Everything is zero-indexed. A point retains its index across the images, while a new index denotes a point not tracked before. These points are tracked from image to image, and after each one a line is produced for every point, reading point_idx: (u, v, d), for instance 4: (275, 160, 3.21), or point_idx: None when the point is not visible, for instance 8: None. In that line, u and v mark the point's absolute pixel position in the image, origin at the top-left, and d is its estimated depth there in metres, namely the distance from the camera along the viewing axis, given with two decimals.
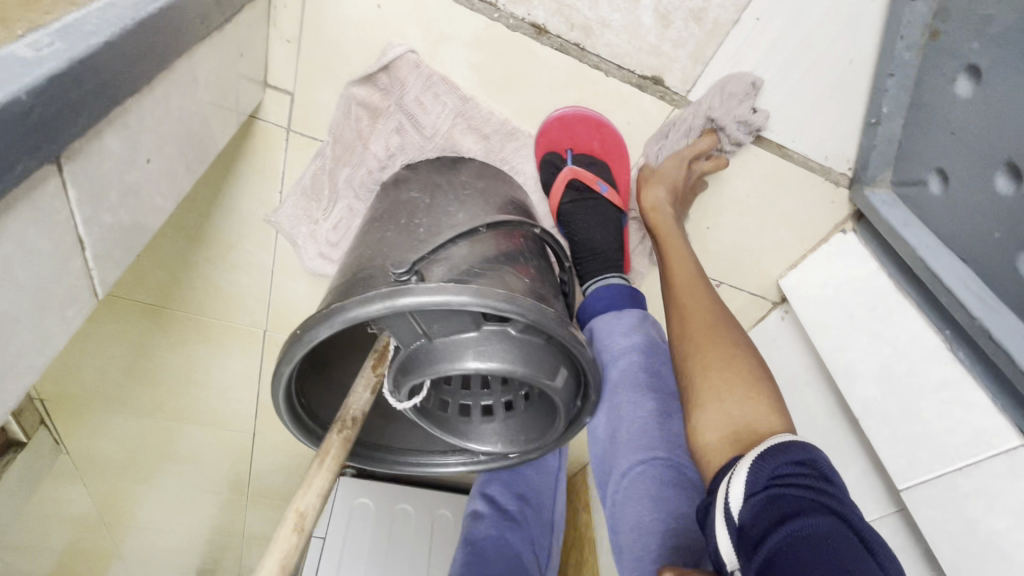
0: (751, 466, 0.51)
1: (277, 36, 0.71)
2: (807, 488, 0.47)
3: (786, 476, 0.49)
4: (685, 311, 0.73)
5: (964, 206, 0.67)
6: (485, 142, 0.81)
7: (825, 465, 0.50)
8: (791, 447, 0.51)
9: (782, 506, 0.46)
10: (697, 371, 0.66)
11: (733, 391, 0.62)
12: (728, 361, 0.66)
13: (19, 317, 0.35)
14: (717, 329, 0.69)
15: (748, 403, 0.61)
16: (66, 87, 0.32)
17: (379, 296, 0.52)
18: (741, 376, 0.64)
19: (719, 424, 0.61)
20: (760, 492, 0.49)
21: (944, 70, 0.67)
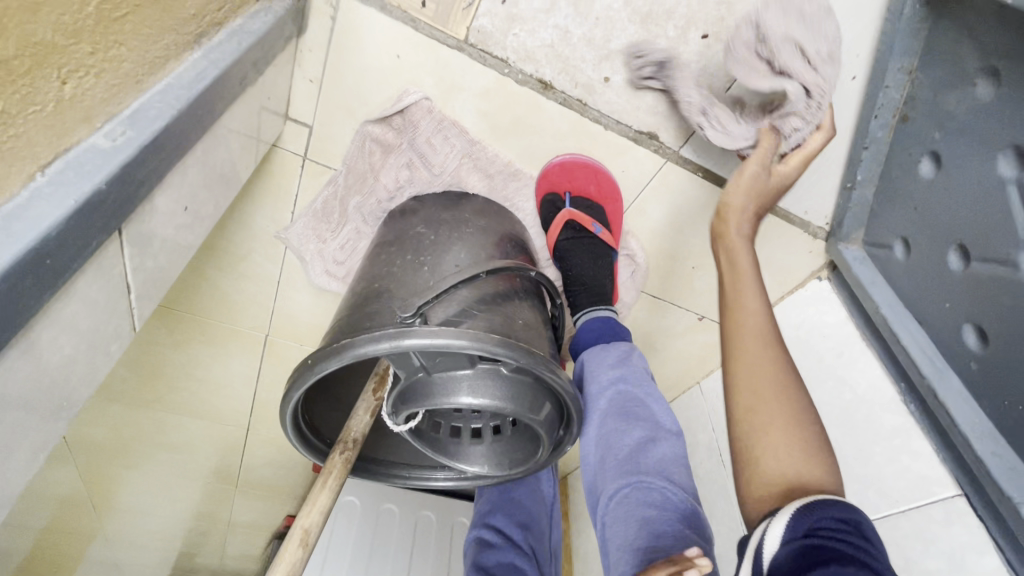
0: (792, 511, 0.47)
1: (301, 75, 0.75)
2: (850, 548, 0.42)
3: (828, 529, 0.44)
4: (750, 338, 0.61)
5: (922, 274, 0.73)
6: (489, 180, 0.86)
7: (875, 530, 0.45)
8: (836, 501, 0.46)
9: (817, 558, 0.42)
10: (759, 414, 0.56)
11: (796, 444, 0.53)
12: (795, 415, 0.55)
13: (75, 357, 0.39)
14: (784, 369, 0.59)
15: (809, 462, 0.52)
16: (135, 170, 0.37)
17: (386, 336, 0.58)
18: (806, 431, 0.54)
19: (774, 479, 0.52)
20: (798, 539, 0.44)
21: (910, 151, 0.73)
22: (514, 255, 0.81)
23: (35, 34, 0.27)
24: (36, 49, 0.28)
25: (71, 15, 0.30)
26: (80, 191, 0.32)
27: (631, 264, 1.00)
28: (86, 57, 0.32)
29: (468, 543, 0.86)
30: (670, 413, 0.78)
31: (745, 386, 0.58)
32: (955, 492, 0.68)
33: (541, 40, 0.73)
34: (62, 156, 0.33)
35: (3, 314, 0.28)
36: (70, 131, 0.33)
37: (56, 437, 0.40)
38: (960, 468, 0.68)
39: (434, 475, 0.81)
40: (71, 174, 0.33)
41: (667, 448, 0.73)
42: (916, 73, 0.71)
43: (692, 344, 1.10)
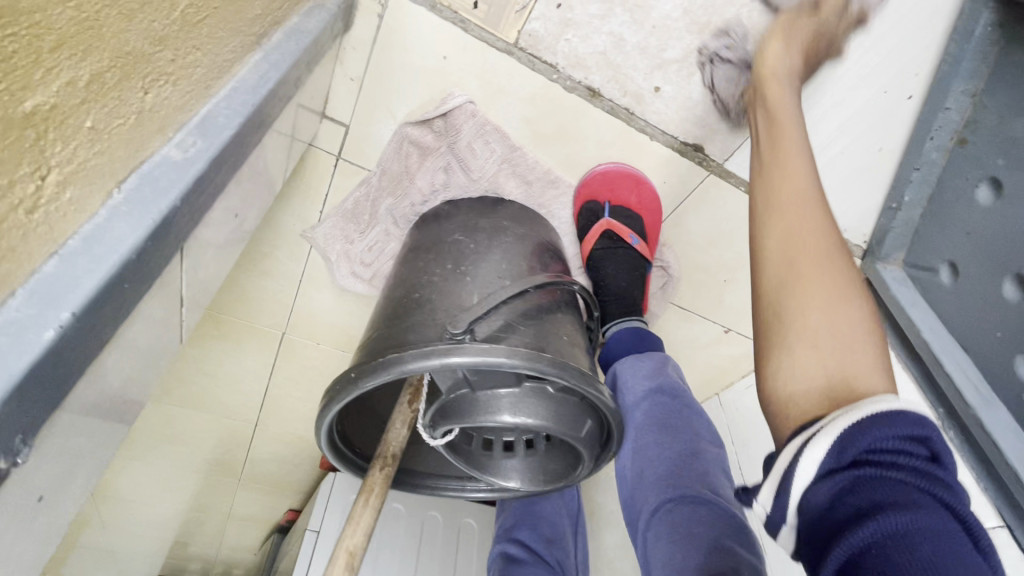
0: (834, 433, 0.43)
1: (342, 73, 0.73)
2: (913, 480, 0.40)
3: (889, 453, 0.41)
4: (789, 229, 0.59)
5: (971, 300, 0.72)
6: (526, 187, 0.84)
7: (940, 444, 0.42)
8: (895, 413, 0.42)
9: (876, 497, 0.39)
10: (796, 294, 0.55)
11: (834, 334, 0.52)
12: (832, 292, 0.54)
13: (132, 375, 0.38)
14: (826, 257, 0.56)
15: (845, 348, 0.51)
16: (202, 183, 0.34)
17: (436, 352, 0.57)
18: (847, 320, 0.52)
19: (811, 368, 0.51)
20: (845, 471, 0.42)
21: (968, 176, 0.72)
22: (552, 265, 0.78)
23: (126, 43, 0.27)
24: (127, 58, 0.27)
25: (160, 22, 0.30)
26: (159, 210, 0.30)
27: (661, 275, 0.99)
28: (167, 64, 0.31)
29: (492, 558, 0.83)
30: (709, 426, 0.76)
31: (781, 265, 0.57)
32: (998, 523, 0.66)
33: (594, 46, 0.71)
34: (136, 172, 0.31)
35: (77, 347, 0.26)
36: (146, 144, 0.31)
37: (104, 461, 0.37)
38: (1003, 500, 0.66)
39: (468, 489, 0.79)
40: (147, 191, 0.30)
41: (708, 461, 0.72)
42: (979, 98, 0.71)
43: (715, 356, 1.08)
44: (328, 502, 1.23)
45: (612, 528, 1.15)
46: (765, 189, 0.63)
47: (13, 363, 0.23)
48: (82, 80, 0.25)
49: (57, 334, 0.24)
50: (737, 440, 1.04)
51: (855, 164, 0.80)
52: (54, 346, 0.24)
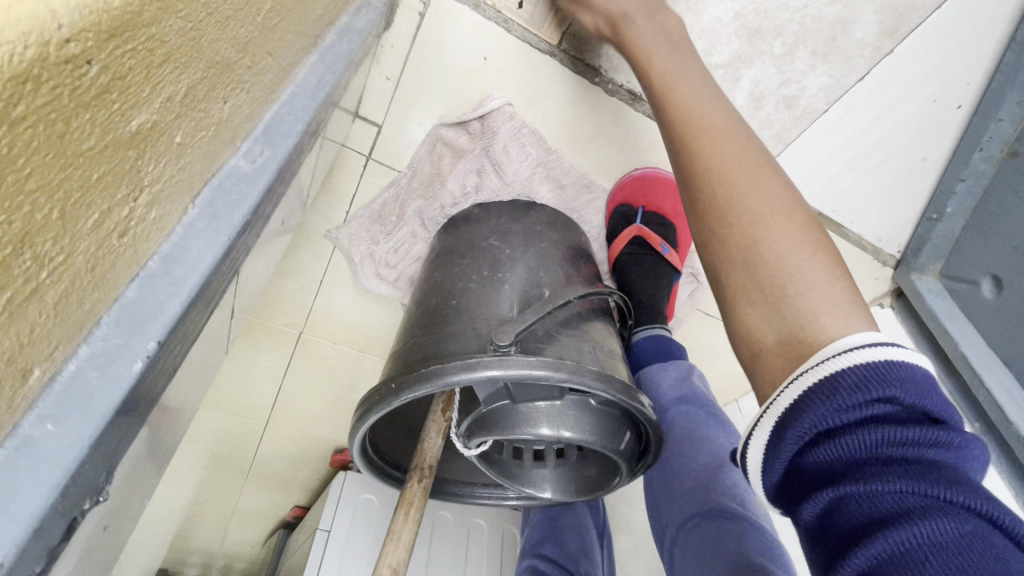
0: (795, 435, 0.36)
1: (378, 72, 0.71)
2: (891, 464, 0.33)
3: (849, 431, 0.35)
4: (707, 171, 0.50)
5: (1015, 315, 0.70)
6: (560, 192, 0.82)
7: (914, 395, 0.35)
8: (841, 381, 0.35)
9: (852, 499, 0.33)
10: (723, 242, 0.46)
11: (777, 275, 0.42)
12: (766, 224, 0.45)
13: (174, 390, 0.36)
14: (754, 188, 0.47)
15: (793, 292, 0.41)
16: (264, 196, 0.32)
17: (482, 365, 0.55)
18: (793, 253, 0.43)
19: (764, 324, 0.42)
20: (823, 481, 0.35)
21: (1017, 188, 0.70)
22: (586, 270, 0.77)
23: (217, 53, 0.24)
24: (215, 71, 0.25)
25: (245, 28, 0.26)
26: (233, 228, 0.29)
27: (690, 282, 0.98)
28: (248, 72, 0.29)
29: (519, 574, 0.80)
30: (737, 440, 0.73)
31: (703, 210, 0.49)
32: None
33: None
34: (208, 185, 0.29)
35: (150, 377, 0.26)
36: (218, 154, 0.29)
37: (133, 486, 0.35)
38: None
39: (496, 498, 0.76)
40: (220, 206, 0.29)
41: (737, 473, 0.68)
42: None
43: (739, 364, 1.06)
44: (338, 504, 1.20)
45: (627, 536, 1.13)
46: (676, 127, 0.55)
47: (106, 398, 0.23)
48: (178, 94, 0.23)
49: (145, 364, 0.25)
50: None
51: (899, 173, 0.78)
52: (142, 375, 0.25)
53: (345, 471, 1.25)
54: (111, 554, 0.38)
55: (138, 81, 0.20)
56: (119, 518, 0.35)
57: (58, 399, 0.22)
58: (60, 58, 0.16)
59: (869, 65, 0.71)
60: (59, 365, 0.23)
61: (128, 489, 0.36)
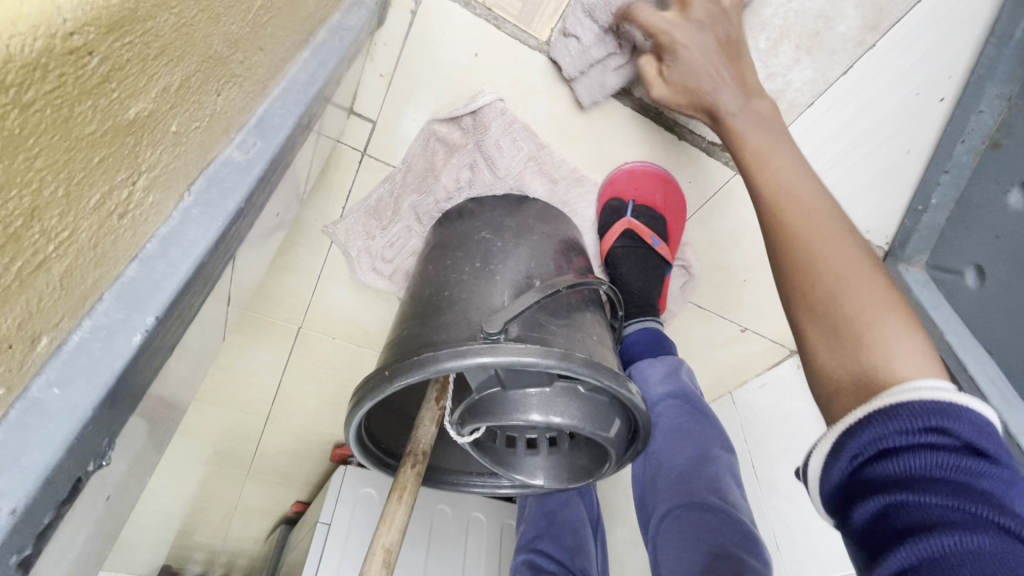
0: (851, 443, 0.36)
1: (372, 70, 0.72)
2: (940, 484, 0.32)
3: (899, 450, 0.34)
4: (789, 215, 0.49)
5: (997, 304, 0.72)
6: (552, 186, 0.85)
7: (974, 424, 0.34)
8: (903, 408, 0.35)
9: (896, 511, 0.33)
10: (799, 281, 0.46)
11: (852, 321, 0.41)
12: (841, 268, 0.44)
13: (176, 374, 0.38)
14: (838, 238, 0.46)
15: (867, 335, 0.40)
16: (258, 188, 0.34)
17: (471, 351, 0.57)
18: (871, 303, 0.42)
19: (837, 365, 0.41)
20: (872, 491, 0.34)
21: (998, 179, 0.72)
22: (578, 262, 0.78)
23: (211, 48, 0.26)
24: (207, 64, 0.26)
25: (236, 23, 0.28)
26: (227, 213, 0.30)
27: (683, 274, 0.99)
28: (240, 65, 0.30)
29: (516, 567, 0.81)
30: (724, 434, 0.75)
31: (778, 248, 0.48)
32: None
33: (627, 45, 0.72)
34: (205, 172, 0.31)
35: (148, 351, 0.27)
36: (213, 144, 0.31)
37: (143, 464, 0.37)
38: None
39: (491, 486, 0.78)
40: (214, 192, 0.31)
41: (722, 467, 0.70)
42: (1014, 100, 0.70)
43: (732, 356, 1.08)
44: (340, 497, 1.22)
45: (623, 526, 1.15)
46: (751, 164, 0.55)
47: (107, 368, 0.25)
48: (173, 84, 0.24)
49: (144, 337, 0.26)
50: (751, 437, 1.04)
51: (884, 166, 0.80)
52: (142, 348, 0.26)
53: (346, 464, 1.27)
54: (113, 532, 0.40)
55: (147, 72, 0.22)
56: (118, 496, 0.36)
57: (63, 366, 0.24)
58: (65, 49, 0.18)
59: (852, 59, 0.72)
60: (64, 336, 0.24)
61: (134, 467, 0.38)
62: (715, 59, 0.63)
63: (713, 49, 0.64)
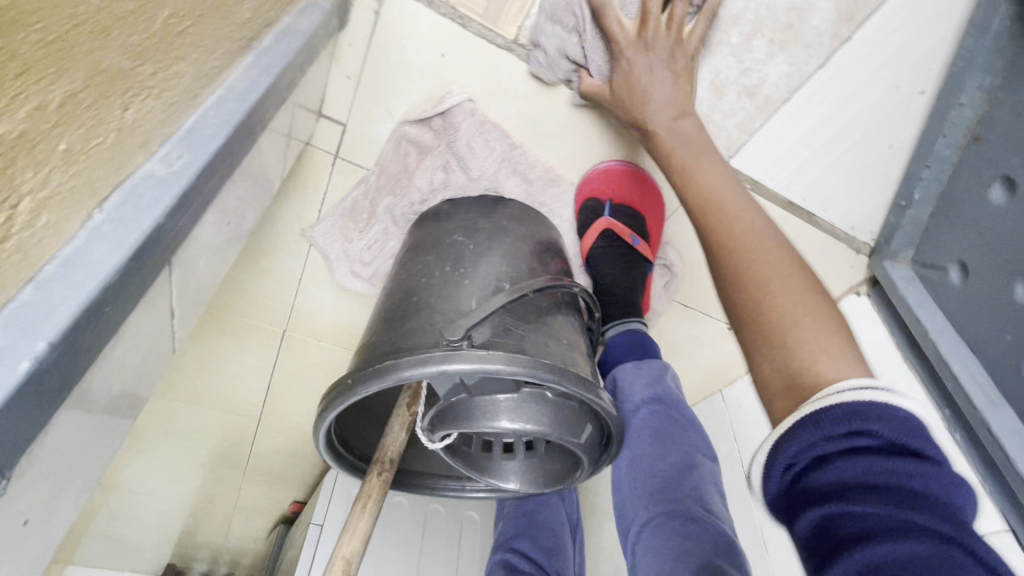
0: (786, 459, 0.39)
1: (339, 71, 0.71)
2: (870, 491, 0.35)
3: (832, 459, 0.37)
4: (725, 246, 0.56)
5: (977, 303, 0.70)
6: (526, 185, 0.83)
7: (896, 430, 0.36)
8: (827, 415, 0.38)
9: (833, 520, 0.35)
10: (739, 297, 0.53)
11: (782, 331, 0.48)
12: (773, 282, 0.52)
13: (124, 388, 0.38)
14: (766, 263, 0.54)
15: (795, 343, 0.47)
16: (181, 205, 0.33)
17: (431, 359, 0.56)
18: (798, 316, 0.48)
19: (773, 375, 0.47)
20: (810, 506, 0.37)
21: (981, 174, 0.69)
22: (553, 264, 0.77)
23: (103, 61, 0.25)
24: (101, 78, 0.25)
25: (137, 35, 0.26)
26: (141, 230, 0.30)
27: (665, 273, 0.97)
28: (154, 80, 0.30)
29: (492, 567, 0.81)
30: (705, 439, 0.74)
31: (720, 269, 0.56)
32: (1002, 526, 0.63)
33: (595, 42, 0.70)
34: (119, 189, 0.31)
35: (61, 373, 0.27)
36: (127, 159, 0.30)
37: (93, 479, 0.38)
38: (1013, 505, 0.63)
39: (468, 490, 0.77)
40: (130, 208, 0.30)
41: (703, 475, 0.69)
42: (994, 94, 0.67)
43: (720, 354, 1.07)
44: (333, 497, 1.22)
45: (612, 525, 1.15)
46: (698, 189, 0.62)
47: None
48: (55, 103, 0.22)
49: (33, 364, 0.25)
50: (740, 436, 1.03)
51: (867, 162, 0.78)
52: (30, 376, 0.25)
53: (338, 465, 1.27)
54: None
55: (21, 93, 0.20)
56: (70, 511, 0.36)
57: None
58: None
59: (828, 53, 0.71)
60: None
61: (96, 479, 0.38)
62: (675, 83, 0.67)
63: (676, 87, 0.68)
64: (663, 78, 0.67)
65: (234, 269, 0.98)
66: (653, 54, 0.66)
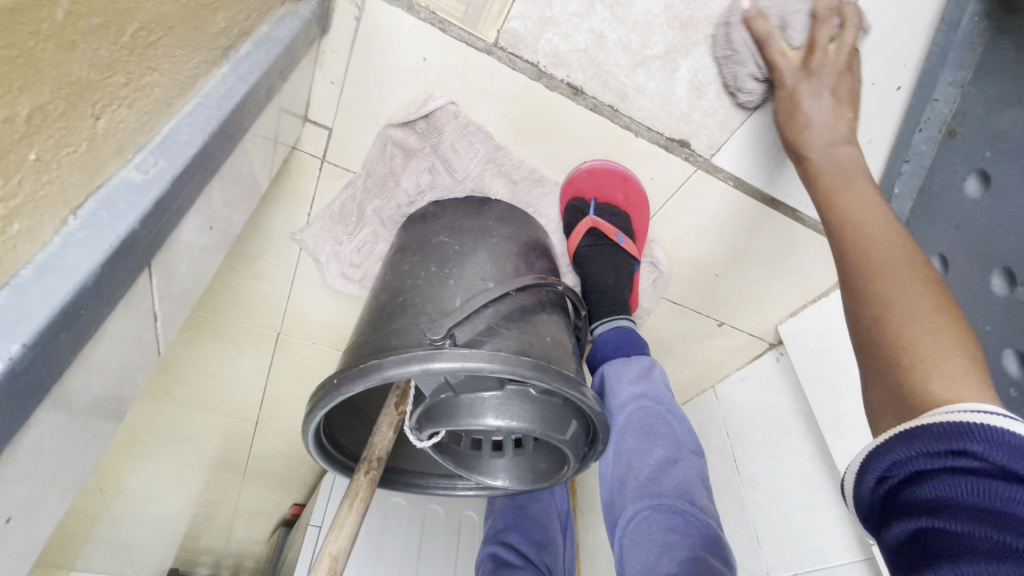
0: (881, 470, 0.41)
1: (322, 77, 0.73)
2: (964, 510, 0.35)
3: (928, 474, 0.38)
4: (863, 260, 0.56)
5: (958, 297, 0.69)
6: (512, 186, 0.85)
7: (1003, 453, 0.36)
8: (926, 432, 0.39)
9: (923, 531, 0.36)
10: (870, 308, 0.52)
11: (906, 346, 0.47)
12: (910, 296, 0.50)
13: (108, 389, 0.39)
14: (902, 279, 0.52)
15: (917, 359, 0.46)
16: (158, 212, 0.34)
17: (414, 358, 0.57)
18: (926, 332, 0.47)
19: (885, 387, 0.47)
20: (901, 517, 0.38)
21: (956, 169, 0.71)
22: (539, 264, 0.77)
23: (71, 74, 0.26)
24: (65, 92, 0.26)
25: (104, 48, 0.28)
26: (116, 234, 0.31)
27: (653, 271, 0.97)
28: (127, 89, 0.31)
29: (482, 561, 0.82)
30: (691, 433, 0.74)
31: (857, 281, 0.55)
32: None
33: (575, 44, 0.72)
34: (93, 197, 0.32)
35: (42, 372, 0.28)
36: (102, 166, 0.32)
37: (81, 476, 0.39)
38: None
39: (457, 487, 0.78)
40: (104, 215, 0.32)
41: (688, 469, 0.70)
42: (967, 88, 0.70)
43: (710, 350, 1.07)
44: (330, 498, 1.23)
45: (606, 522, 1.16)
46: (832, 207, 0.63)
47: None
48: (23, 115, 0.24)
49: (8, 366, 0.26)
50: (732, 432, 1.05)
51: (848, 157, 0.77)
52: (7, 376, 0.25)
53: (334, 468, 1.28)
54: None
55: None
56: (58, 507, 0.37)
57: None
58: None
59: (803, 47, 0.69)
60: None
61: (82, 478, 0.40)
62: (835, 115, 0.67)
63: (836, 116, 0.67)
64: (823, 112, 0.67)
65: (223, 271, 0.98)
66: (815, 84, 0.67)
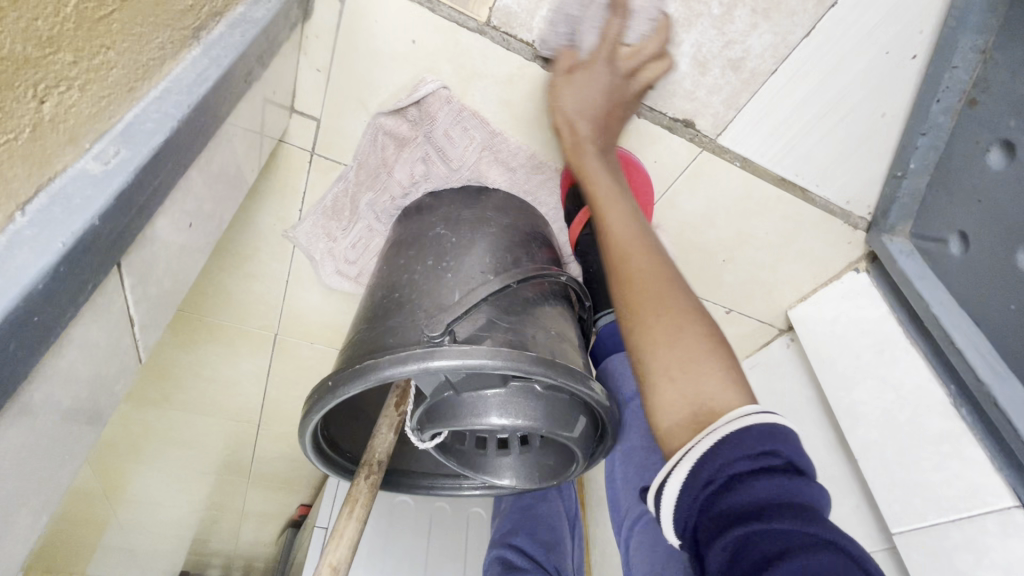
0: (704, 476, 0.42)
1: (308, 64, 0.69)
2: (779, 510, 0.38)
3: (744, 478, 0.41)
4: (628, 266, 0.56)
5: (982, 276, 0.67)
6: (509, 174, 0.82)
7: (791, 450, 0.42)
8: (743, 434, 0.42)
9: (751, 538, 0.37)
10: (643, 319, 0.51)
11: (686, 357, 0.48)
12: (675, 302, 0.52)
13: (78, 400, 0.36)
14: (659, 282, 0.54)
15: (701, 371, 0.47)
16: (120, 207, 0.32)
17: (411, 357, 0.54)
18: (701, 342, 0.49)
19: (675, 405, 0.47)
20: (732, 526, 0.39)
21: (978, 139, 0.67)
22: (540, 254, 0.74)
23: (7, 48, 0.25)
24: (6, 64, 0.25)
25: (44, 20, 0.26)
26: (71, 231, 0.29)
27: None
28: (78, 72, 0.29)
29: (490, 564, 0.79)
30: None
31: (624, 288, 0.55)
32: (1012, 502, 0.58)
33: None
34: (46, 190, 0.29)
35: None
36: (53, 157, 0.29)
37: (60, 493, 0.37)
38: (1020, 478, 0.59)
39: (463, 488, 0.76)
40: (58, 211, 0.29)
41: None
42: (989, 53, 0.65)
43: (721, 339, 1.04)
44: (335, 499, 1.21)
45: None
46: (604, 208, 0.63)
47: None
48: None
49: None
50: None
51: (864, 138, 0.75)
52: None
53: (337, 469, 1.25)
54: None
55: None
56: (33, 529, 0.35)
57: None
58: None
59: (813, 20, 0.67)
60: None
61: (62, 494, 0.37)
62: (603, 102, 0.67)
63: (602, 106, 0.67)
64: (591, 103, 0.67)
65: (216, 270, 0.95)
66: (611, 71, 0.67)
